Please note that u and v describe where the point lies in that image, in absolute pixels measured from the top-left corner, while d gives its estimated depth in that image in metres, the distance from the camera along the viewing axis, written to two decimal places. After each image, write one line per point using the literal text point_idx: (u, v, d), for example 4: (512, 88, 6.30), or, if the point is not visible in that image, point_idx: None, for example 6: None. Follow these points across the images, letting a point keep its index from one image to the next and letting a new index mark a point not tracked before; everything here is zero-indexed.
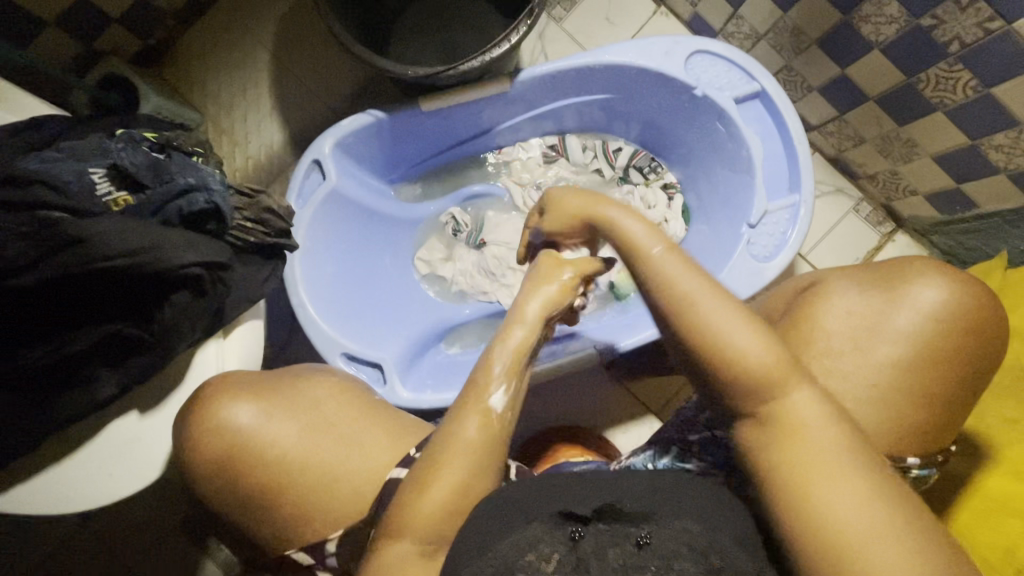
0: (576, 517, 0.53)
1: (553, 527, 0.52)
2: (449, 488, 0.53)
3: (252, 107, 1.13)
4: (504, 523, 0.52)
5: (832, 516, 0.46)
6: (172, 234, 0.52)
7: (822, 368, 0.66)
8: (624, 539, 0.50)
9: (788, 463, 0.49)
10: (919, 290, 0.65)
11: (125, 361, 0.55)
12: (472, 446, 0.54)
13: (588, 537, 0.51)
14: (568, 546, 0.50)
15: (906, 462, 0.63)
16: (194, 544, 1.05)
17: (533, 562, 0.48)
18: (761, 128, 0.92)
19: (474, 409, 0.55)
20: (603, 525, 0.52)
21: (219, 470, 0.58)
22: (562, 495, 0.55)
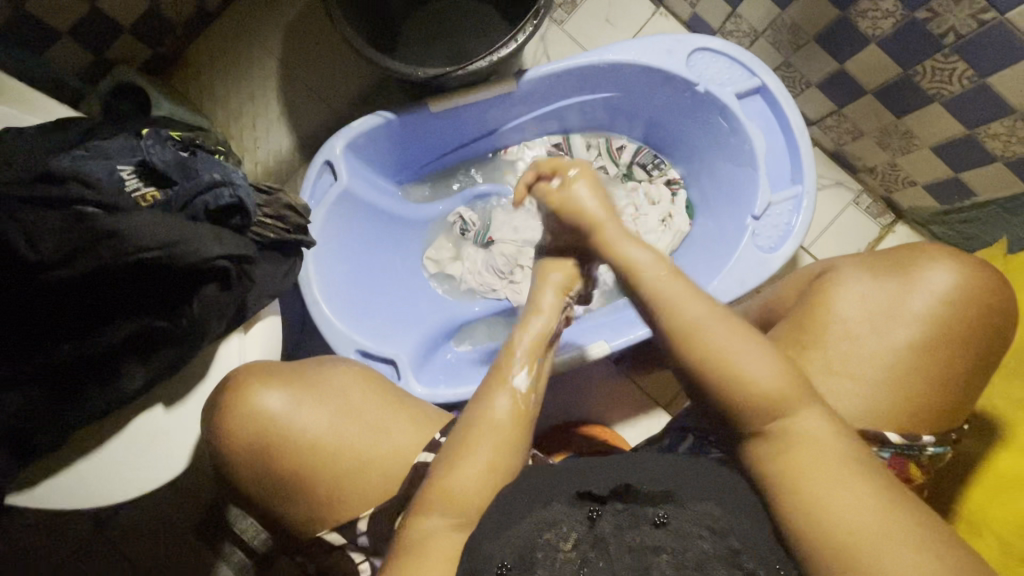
0: (593, 496, 0.55)
1: (572, 506, 0.54)
2: (477, 475, 0.54)
3: (261, 113, 1.15)
4: (525, 502, 0.53)
5: (830, 514, 0.48)
6: (200, 229, 0.53)
7: (832, 351, 0.68)
8: (640, 518, 0.52)
9: (797, 469, 0.50)
10: (930, 273, 0.67)
11: (153, 354, 0.56)
12: (501, 425, 0.57)
13: (604, 517, 0.53)
14: (586, 524, 0.52)
15: (922, 440, 0.64)
16: (209, 547, 1.06)
17: (551, 542, 0.50)
18: (763, 122, 0.94)
19: (499, 391, 0.59)
20: (620, 504, 0.54)
21: (251, 454, 0.59)
22: (579, 476, 0.57)
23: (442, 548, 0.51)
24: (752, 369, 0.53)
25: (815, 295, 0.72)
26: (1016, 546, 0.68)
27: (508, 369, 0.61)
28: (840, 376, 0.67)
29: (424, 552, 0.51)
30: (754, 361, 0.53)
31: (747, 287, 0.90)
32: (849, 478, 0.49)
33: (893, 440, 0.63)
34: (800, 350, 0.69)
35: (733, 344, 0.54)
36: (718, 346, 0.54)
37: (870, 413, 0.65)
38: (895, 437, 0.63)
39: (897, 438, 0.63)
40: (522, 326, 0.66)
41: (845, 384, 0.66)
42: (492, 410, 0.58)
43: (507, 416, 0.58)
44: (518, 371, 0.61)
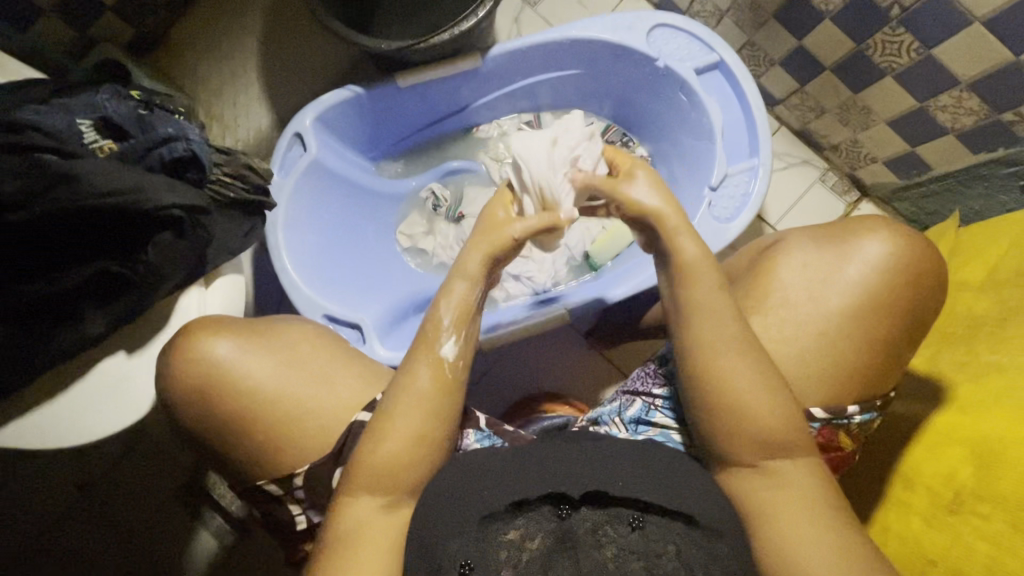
0: (567, 496, 0.58)
1: (539, 505, 0.58)
2: (397, 442, 0.60)
3: (242, 92, 1.18)
4: (465, 488, 0.59)
5: (795, 548, 0.56)
6: (153, 179, 0.57)
7: (770, 310, 0.70)
8: (617, 520, 0.58)
9: (772, 508, 0.59)
10: (865, 243, 0.69)
11: (112, 299, 0.59)
12: (426, 390, 0.62)
13: (573, 515, 0.58)
14: (556, 521, 0.58)
15: (849, 411, 0.68)
16: (189, 513, 1.09)
17: (517, 539, 0.56)
18: (721, 97, 0.97)
19: (422, 364, 0.63)
20: (591, 507, 0.59)
21: (198, 399, 0.62)
22: (541, 464, 0.61)
23: (377, 527, 0.59)
24: (768, 421, 0.60)
25: (762, 263, 0.75)
26: (944, 497, 0.68)
27: (434, 338, 0.63)
28: (778, 335, 0.69)
29: (362, 530, 0.58)
30: (768, 409, 0.60)
31: None
32: (817, 525, 0.56)
33: (817, 416, 0.67)
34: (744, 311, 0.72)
35: (748, 381, 0.61)
36: (736, 384, 0.61)
37: (804, 372, 0.68)
38: (819, 414, 0.67)
39: (822, 414, 0.67)
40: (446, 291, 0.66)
41: (781, 343, 0.69)
42: (414, 380, 0.62)
43: (431, 385, 0.62)
44: (447, 339, 0.63)
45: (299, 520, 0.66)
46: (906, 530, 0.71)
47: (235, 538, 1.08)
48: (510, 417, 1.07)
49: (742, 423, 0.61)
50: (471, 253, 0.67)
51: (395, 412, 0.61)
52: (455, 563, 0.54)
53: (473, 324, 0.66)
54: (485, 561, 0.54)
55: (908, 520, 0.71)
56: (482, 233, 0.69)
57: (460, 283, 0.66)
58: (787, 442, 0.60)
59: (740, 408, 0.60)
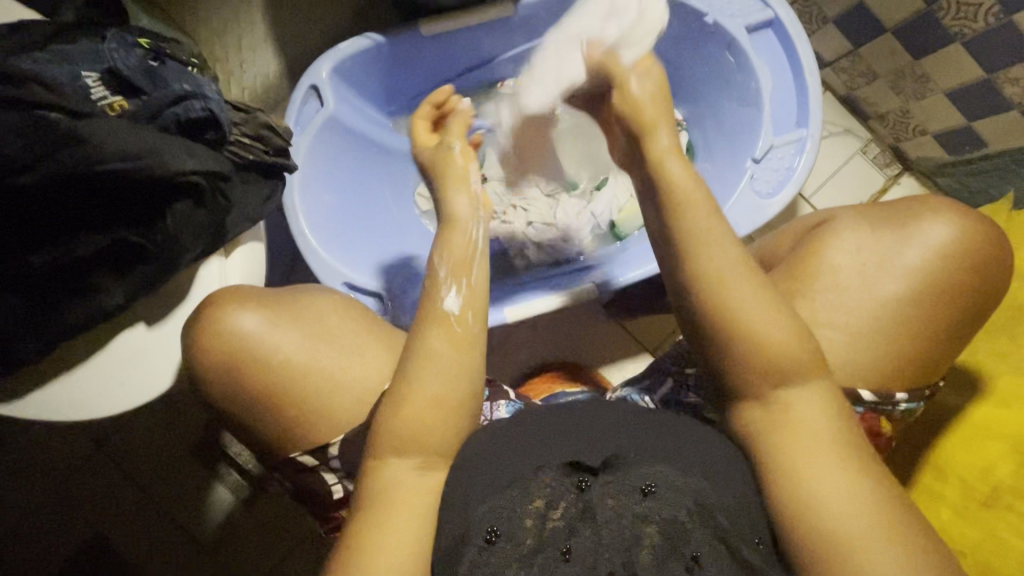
0: (586, 467, 0.56)
1: (561, 474, 0.56)
2: (428, 412, 0.58)
3: (248, 34, 1.09)
4: (503, 468, 0.57)
5: (813, 489, 0.52)
6: (171, 141, 0.52)
7: (822, 297, 0.67)
8: (631, 488, 0.54)
9: (785, 446, 0.55)
10: (930, 226, 0.65)
11: (128, 270, 0.56)
12: (449, 355, 0.60)
13: (593, 486, 0.55)
14: (577, 493, 0.55)
15: (894, 397, 0.65)
16: (205, 468, 1.09)
17: (541, 509, 0.54)
18: (771, 58, 0.90)
19: (436, 322, 0.61)
20: (610, 475, 0.55)
21: (224, 374, 0.59)
22: (568, 446, 0.58)
23: (408, 497, 0.56)
24: (770, 337, 0.55)
25: (810, 243, 0.71)
26: (978, 491, 0.68)
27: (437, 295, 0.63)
28: (827, 324, 0.66)
29: (392, 495, 0.56)
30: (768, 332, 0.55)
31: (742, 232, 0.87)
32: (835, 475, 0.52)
33: (864, 396, 0.64)
34: (789, 296, 0.68)
35: (770, 318, 0.55)
36: (750, 311, 0.55)
37: (853, 366, 0.65)
38: (868, 395, 0.64)
39: (870, 395, 0.64)
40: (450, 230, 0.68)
41: (832, 334, 0.66)
42: (433, 346, 0.59)
43: (450, 348, 0.60)
44: (447, 293, 0.63)
45: (335, 490, 0.64)
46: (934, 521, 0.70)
47: (252, 492, 1.09)
48: (527, 390, 1.02)
49: (752, 356, 0.55)
50: (455, 198, 0.69)
51: (422, 382, 0.58)
52: (481, 532, 0.53)
53: (476, 272, 0.65)
54: (510, 530, 0.53)
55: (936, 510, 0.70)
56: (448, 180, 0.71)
57: (462, 231, 0.68)
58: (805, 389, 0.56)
59: (750, 337, 0.55)
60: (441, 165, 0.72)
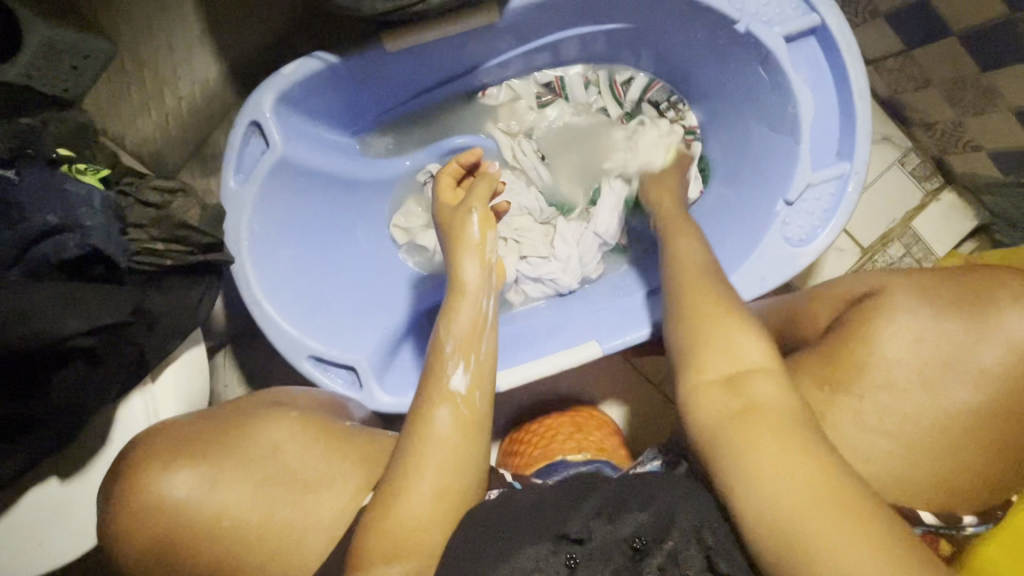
0: (571, 537, 0.49)
1: (546, 553, 0.48)
2: (426, 502, 0.49)
3: (175, 30, 0.88)
4: (494, 554, 0.48)
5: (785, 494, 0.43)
6: (46, 296, 0.43)
7: (877, 405, 0.55)
8: (617, 546, 0.48)
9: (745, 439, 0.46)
10: (1013, 324, 0.53)
11: (20, 439, 0.45)
12: (447, 441, 0.52)
13: (583, 564, 0.48)
14: (566, 574, 0.47)
15: (961, 520, 0.54)
16: None
17: None
18: (813, 76, 0.74)
19: (432, 409, 0.53)
20: (597, 540, 0.49)
21: (156, 553, 0.48)
22: (558, 514, 0.51)
23: None
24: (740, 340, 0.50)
25: (851, 329, 0.58)
26: None
27: (439, 382, 0.55)
28: (889, 437, 0.54)
29: None
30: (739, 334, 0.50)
31: (767, 287, 0.76)
32: (799, 463, 0.43)
33: (928, 520, 0.53)
34: (832, 397, 0.56)
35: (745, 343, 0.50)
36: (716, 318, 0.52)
37: (912, 491, 0.53)
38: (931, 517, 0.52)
39: (932, 517, 0.53)
40: (456, 302, 0.60)
41: (892, 448, 0.54)
42: (431, 428, 0.52)
43: (451, 429, 0.52)
44: (454, 369, 0.56)
45: None
46: None
47: None
48: (523, 455, 0.89)
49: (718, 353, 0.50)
50: (466, 263, 0.61)
51: (415, 470, 0.50)
52: None
53: (485, 348, 0.58)
54: None
55: None
56: (455, 245, 0.62)
57: (467, 302, 0.59)
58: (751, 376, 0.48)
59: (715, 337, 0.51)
60: (456, 228, 0.64)
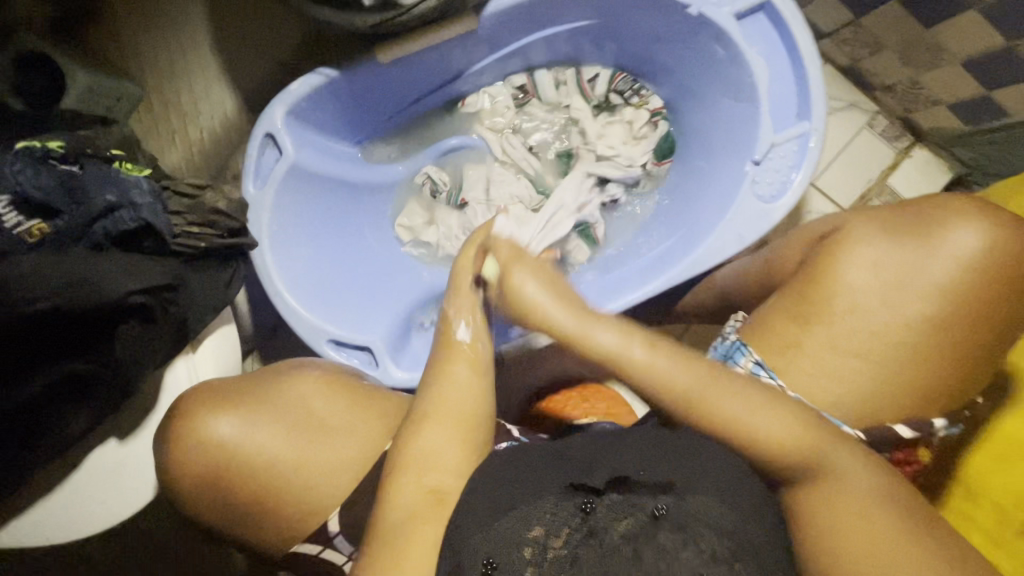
0: (588, 488, 0.49)
1: (561, 500, 0.49)
2: (442, 439, 0.55)
3: (196, 71, 0.99)
4: (507, 501, 0.50)
5: (869, 561, 0.47)
6: (106, 263, 0.51)
7: (841, 325, 0.59)
8: (636, 509, 0.47)
9: (827, 516, 0.50)
10: (953, 234, 0.57)
11: (89, 396, 0.53)
12: (471, 386, 0.58)
13: (599, 510, 0.47)
14: (580, 517, 0.47)
15: (933, 425, 0.58)
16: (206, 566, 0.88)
17: (540, 539, 0.46)
18: (766, 47, 0.81)
19: (452, 349, 0.61)
20: (617, 494, 0.48)
21: (208, 486, 0.56)
22: (578, 469, 0.52)
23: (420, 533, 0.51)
24: (660, 376, 0.53)
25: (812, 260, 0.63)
26: None
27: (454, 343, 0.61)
28: (858, 352, 0.58)
29: (401, 540, 0.51)
30: (661, 369, 0.53)
31: (745, 242, 0.81)
32: (878, 536, 0.49)
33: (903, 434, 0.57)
34: (802, 324, 0.61)
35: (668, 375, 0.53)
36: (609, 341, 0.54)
37: (876, 397, 0.58)
38: (906, 432, 0.57)
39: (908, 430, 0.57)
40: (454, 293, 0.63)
41: (862, 361, 0.58)
42: (450, 384, 0.58)
43: (471, 372, 0.59)
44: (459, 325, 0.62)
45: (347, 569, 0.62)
46: None
47: None
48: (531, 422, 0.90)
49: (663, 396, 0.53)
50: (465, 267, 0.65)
51: (435, 417, 0.56)
52: (476, 564, 0.47)
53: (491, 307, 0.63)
54: (509, 561, 0.46)
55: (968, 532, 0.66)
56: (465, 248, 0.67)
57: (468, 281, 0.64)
58: (716, 385, 0.53)
59: (640, 381, 0.53)
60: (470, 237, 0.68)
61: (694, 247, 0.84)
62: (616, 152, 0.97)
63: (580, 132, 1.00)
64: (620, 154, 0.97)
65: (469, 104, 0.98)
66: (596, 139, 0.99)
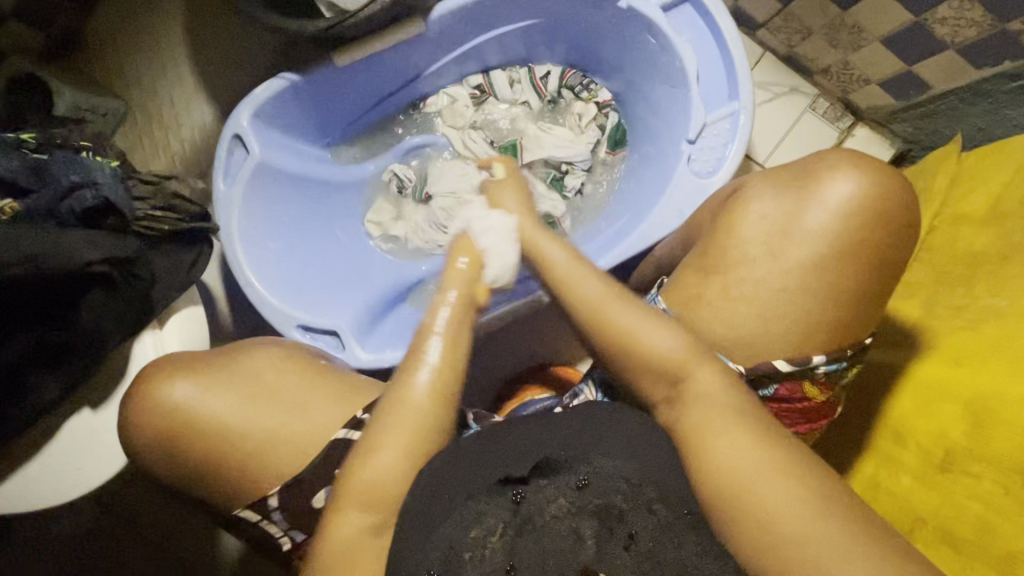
0: (515, 479, 0.56)
1: (494, 495, 0.55)
2: (392, 457, 0.55)
3: (176, 86, 1.06)
4: (445, 500, 0.54)
5: (777, 516, 0.48)
6: (72, 235, 0.57)
7: (747, 277, 0.64)
8: (562, 487, 0.55)
9: (737, 470, 0.51)
10: (833, 183, 0.62)
11: (61, 362, 0.61)
12: (420, 405, 0.57)
13: (529, 499, 0.54)
14: (512, 509, 0.54)
15: (813, 361, 0.62)
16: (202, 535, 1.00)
17: (477, 535, 0.53)
18: (693, 35, 0.87)
19: (413, 376, 0.58)
20: (543, 479, 0.55)
21: (165, 449, 0.61)
22: (505, 456, 0.58)
23: (359, 551, 0.53)
24: (653, 343, 0.58)
25: (723, 220, 0.68)
26: (935, 456, 0.67)
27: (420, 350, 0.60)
28: (770, 302, 0.63)
29: (349, 551, 0.53)
30: (618, 309, 0.60)
31: (686, 216, 0.86)
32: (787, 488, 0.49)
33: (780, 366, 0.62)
34: (707, 276, 0.66)
35: (653, 338, 0.58)
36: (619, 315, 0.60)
37: (784, 342, 0.63)
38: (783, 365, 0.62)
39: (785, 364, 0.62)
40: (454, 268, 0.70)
41: (775, 310, 0.63)
42: (408, 391, 0.57)
43: (427, 398, 0.57)
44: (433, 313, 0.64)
45: (283, 541, 0.64)
46: (896, 488, 0.70)
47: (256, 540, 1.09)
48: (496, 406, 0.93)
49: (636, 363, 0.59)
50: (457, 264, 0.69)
51: (386, 434, 0.56)
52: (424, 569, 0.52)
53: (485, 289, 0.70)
54: (453, 553, 0.52)
55: (898, 477, 0.70)
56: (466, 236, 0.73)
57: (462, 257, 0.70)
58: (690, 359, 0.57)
59: (622, 342, 0.59)
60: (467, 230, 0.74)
61: (639, 224, 0.89)
62: (564, 146, 1.04)
63: (531, 127, 1.06)
64: (565, 146, 1.04)
65: (432, 103, 1.05)
66: (547, 133, 1.05)
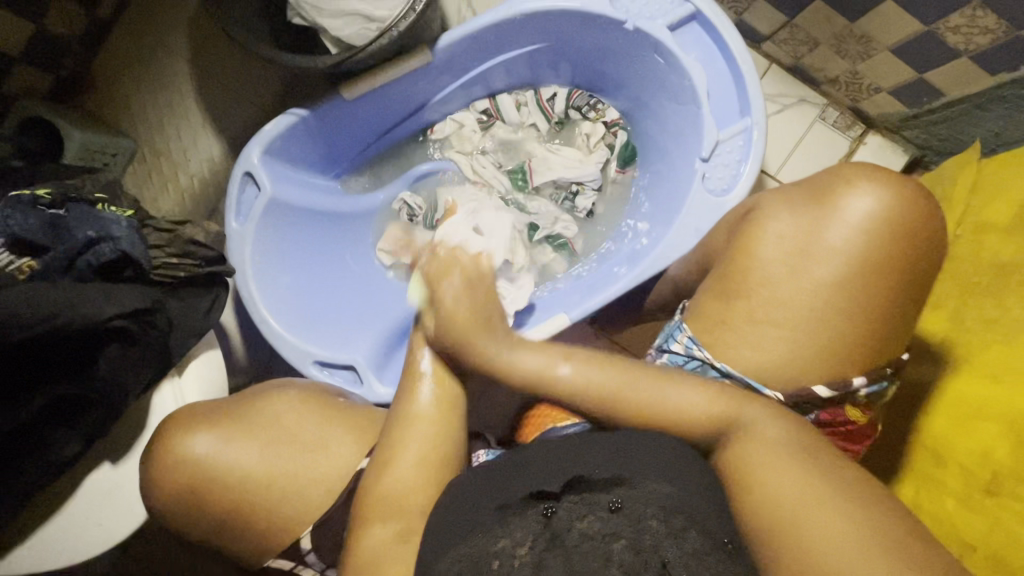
0: (547, 493, 0.52)
1: (524, 509, 0.52)
2: (410, 470, 0.58)
3: (183, 122, 1.06)
4: (470, 518, 0.53)
5: (816, 538, 0.47)
6: (88, 291, 0.57)
7: (774, 302, 0.63)
8: (593, 506, 0.50)
9: (769, 481, 0.52)
10: (849, 201, 0.61)
11: (79, 419, 0.60)
12: (427, 413, 0.62)
13: (560, 513, 0.51)
14: (542, 523, 0.50)
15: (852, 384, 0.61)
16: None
17: (506, 548, 0.49)
18: (702, 53, 0.87)
19: (414, 393, 0.63)
20: (575, 495, 0.52)
21: (188, 504, 0.60)
22: (537, 473, 0.54)
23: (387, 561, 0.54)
24: (672, 400, 0.57)
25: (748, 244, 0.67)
26: (980, 477, 0.66)
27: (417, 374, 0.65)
28: (799, 325, 0.62)
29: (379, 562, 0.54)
30: (675, 390, 0.57)
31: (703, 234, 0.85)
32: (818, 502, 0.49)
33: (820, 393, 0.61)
34: (730, 302, 0.65)
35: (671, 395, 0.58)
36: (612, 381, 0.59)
37: (811, 367, 0.62)
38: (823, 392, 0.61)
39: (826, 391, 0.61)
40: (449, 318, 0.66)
41: (805, 334, 0.61)
42: (413, 402, 0.62)
43: (433, 406, 0.62)
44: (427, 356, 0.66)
45: None
46: (938, 510, 0.68)
47: None
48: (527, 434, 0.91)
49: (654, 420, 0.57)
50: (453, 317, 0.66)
51: (405, 442, 0.60)
52: None
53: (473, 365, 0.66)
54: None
55: (940, 499, 0.68)
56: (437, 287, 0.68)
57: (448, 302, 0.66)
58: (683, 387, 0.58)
59: (637, 415, 0.58)
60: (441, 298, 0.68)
61: (655, 245, 0.88)
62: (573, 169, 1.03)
63: (540, 149, 1.06)
64: (574, 167, 1.03)
65: (438, 130, 1.04)
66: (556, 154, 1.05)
